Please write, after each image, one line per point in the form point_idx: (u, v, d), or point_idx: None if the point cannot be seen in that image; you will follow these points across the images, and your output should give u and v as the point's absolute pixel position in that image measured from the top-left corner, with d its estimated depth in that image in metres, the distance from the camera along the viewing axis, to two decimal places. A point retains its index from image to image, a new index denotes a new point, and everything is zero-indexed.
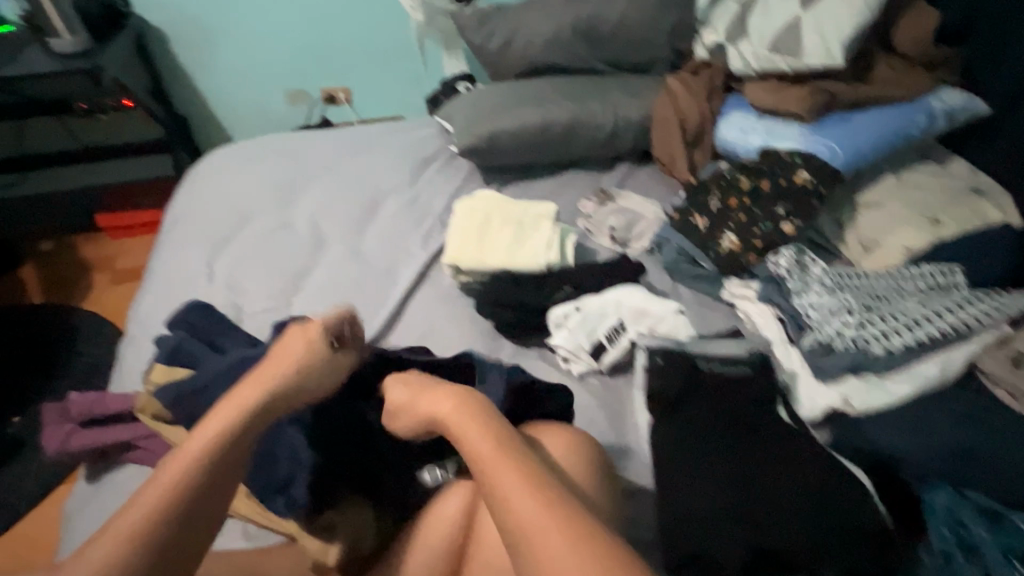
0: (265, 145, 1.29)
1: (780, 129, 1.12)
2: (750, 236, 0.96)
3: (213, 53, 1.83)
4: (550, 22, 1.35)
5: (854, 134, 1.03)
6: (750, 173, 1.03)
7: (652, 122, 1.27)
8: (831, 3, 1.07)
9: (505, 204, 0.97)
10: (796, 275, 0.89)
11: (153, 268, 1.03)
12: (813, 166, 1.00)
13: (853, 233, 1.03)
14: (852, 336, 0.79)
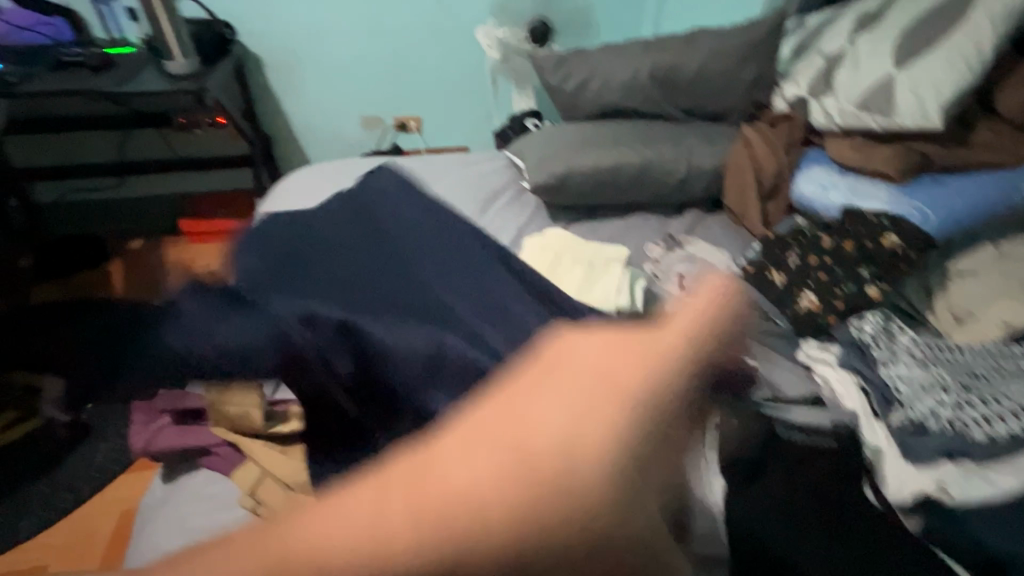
0: (345, 170, 1.36)
1: (865, 188, 1.07)
2: (832, 296, 0.92)
3: (303, 78, 1.92)
4: (628, 67, 1.37)
5: (950, 199, 0.99)
6: (832, 232, 0.99)
7: (726, 171, 1.25)
8: (929, 64, 1.04)
9: (576, 245, 1.02)
10: (882, 343, 0.84)
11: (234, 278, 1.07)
12: (902, 231, 0.94)
13: (943, 302, 0.96)
14: (947, 416, 0.74)
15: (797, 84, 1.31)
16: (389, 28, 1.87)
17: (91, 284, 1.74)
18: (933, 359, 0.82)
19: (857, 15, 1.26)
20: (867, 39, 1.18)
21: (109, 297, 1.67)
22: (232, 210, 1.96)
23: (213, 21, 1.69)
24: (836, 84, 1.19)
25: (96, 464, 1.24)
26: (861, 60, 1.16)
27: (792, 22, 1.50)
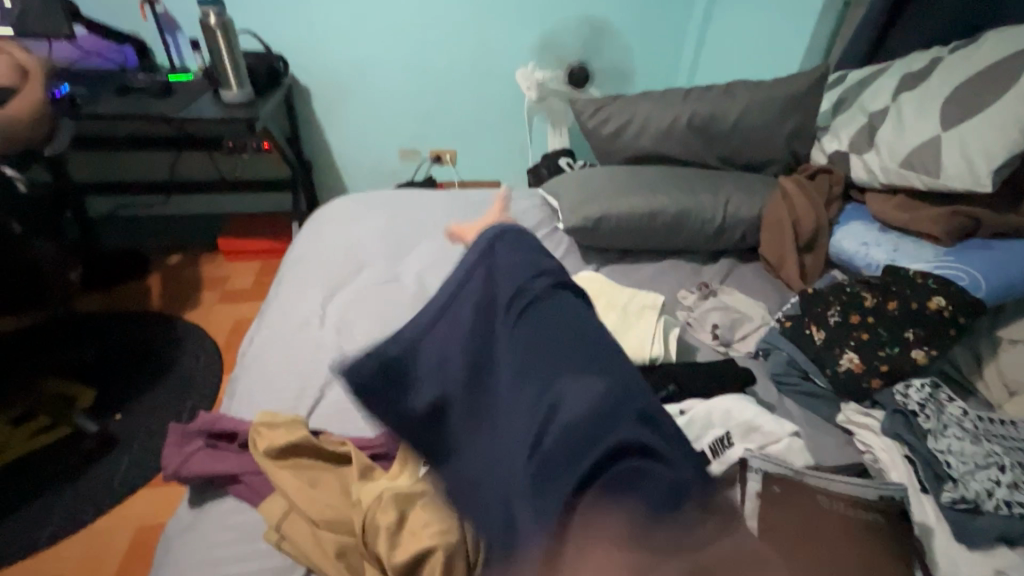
0: (384, 201, 1.39)
1: (910, 247, 1.04)
2: (876, 357, 0.88)
3: (347, 110, 2.01)
4: (666, 115, 1.39)
5: (1002, 263, 0.94)
6: (876, 290, 0.96)
7: (763, 221, 1.24)
8: (978, 124, 1.02)
9: (612, 290, 0.99)
10: (929, 412, 0.80)
11: (269, 304, 1.09)
12: (949, 293, 0.91)
13: (993, 370, 0.93)
14: (1005, 497, 0.71)
15: (837, 138, 1.31)
16: (434, 66, 1.95)
17: (130, 296, 1.79)
18: (983, 434, 0.78)
19: (901, 74, 1.26)
20: (912, 98, 1.18)
21: (146, 311, 1.71)
22: (270, 232, 2.02)
23: (268, 54, 1.79)
24: (878, 141, 1.18)
25: (119, 478, 1.24)
26: (906, 118, 1.16)
27: (832, 77, 1.51)
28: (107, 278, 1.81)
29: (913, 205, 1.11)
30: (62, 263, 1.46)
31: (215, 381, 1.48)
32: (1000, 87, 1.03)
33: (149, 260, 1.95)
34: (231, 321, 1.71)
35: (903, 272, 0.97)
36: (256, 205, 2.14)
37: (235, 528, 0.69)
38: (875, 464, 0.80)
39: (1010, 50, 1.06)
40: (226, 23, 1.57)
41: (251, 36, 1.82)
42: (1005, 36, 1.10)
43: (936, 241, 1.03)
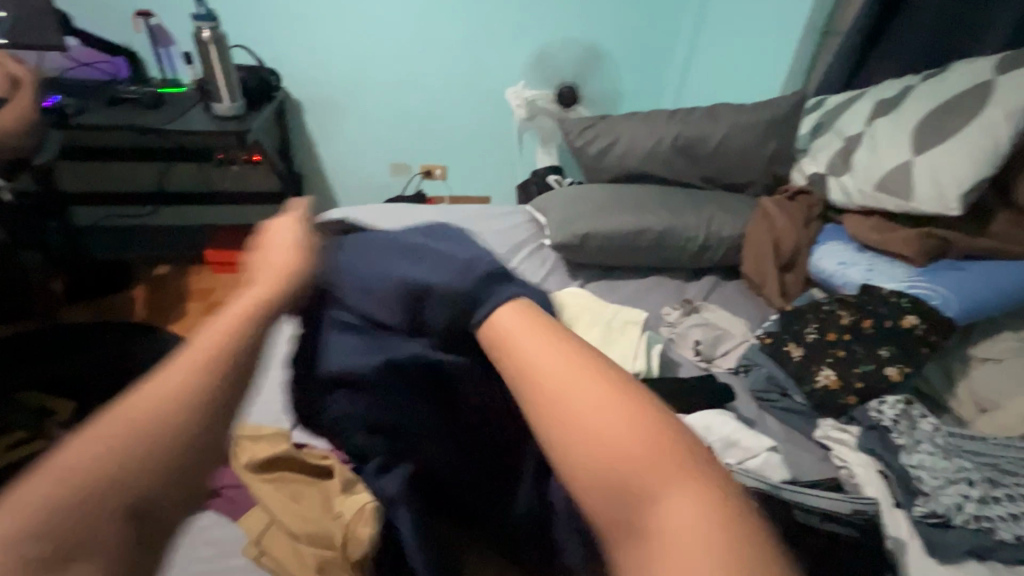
0: (375, 215, 1.40)
1: (885, 267, 1.08)
2: (852, 374, 0.91)
3: (339, 124, 2.03)
4: (652, 136, 1.43)
5: (972, 283, 0.97)
6: (851, 308, 0.99)
7: (745, 240, 1.28)
8: (946, 150, 1.06)
9: (596, 306, 1.02)
10: (902, 428, 0.82)
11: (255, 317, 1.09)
12: (922, 312, 0.94)
13: (965, 388, 0.95)
14: (974, 512, 0.72)
15: (816, 161, 1.35)
16: (425, 84, 1.98)
17: (115, 307, 1.77)
18: (954, 449, 0.80)
19: (875, 100, 1.31)
20: (885, 124, 1.22)
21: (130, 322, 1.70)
22: None
23: (261, 68, 1.80)
24: (854, 164, 1.23)
25: None
26: (879, 143, 1.20)
27: (811, 102, 1.56)
28: (91, 288, 1.80)
29: (888, 226, 1.15)
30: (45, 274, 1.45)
31: None
32: (967, 115, 1.07)
33: (135, 270, 1.94)
34: None
35: (878, 292, 1.00)
36: (245, 217, 2.14)
37: (218, 543, 0.70)
38: (850, 479, 0.82)
39: (976, 81, 1.11)
40: (220, 38, 1.59)
41: (245, 50, 1.84)
42: (972, 67, 1.15)
43: (910, 261, 1.06)
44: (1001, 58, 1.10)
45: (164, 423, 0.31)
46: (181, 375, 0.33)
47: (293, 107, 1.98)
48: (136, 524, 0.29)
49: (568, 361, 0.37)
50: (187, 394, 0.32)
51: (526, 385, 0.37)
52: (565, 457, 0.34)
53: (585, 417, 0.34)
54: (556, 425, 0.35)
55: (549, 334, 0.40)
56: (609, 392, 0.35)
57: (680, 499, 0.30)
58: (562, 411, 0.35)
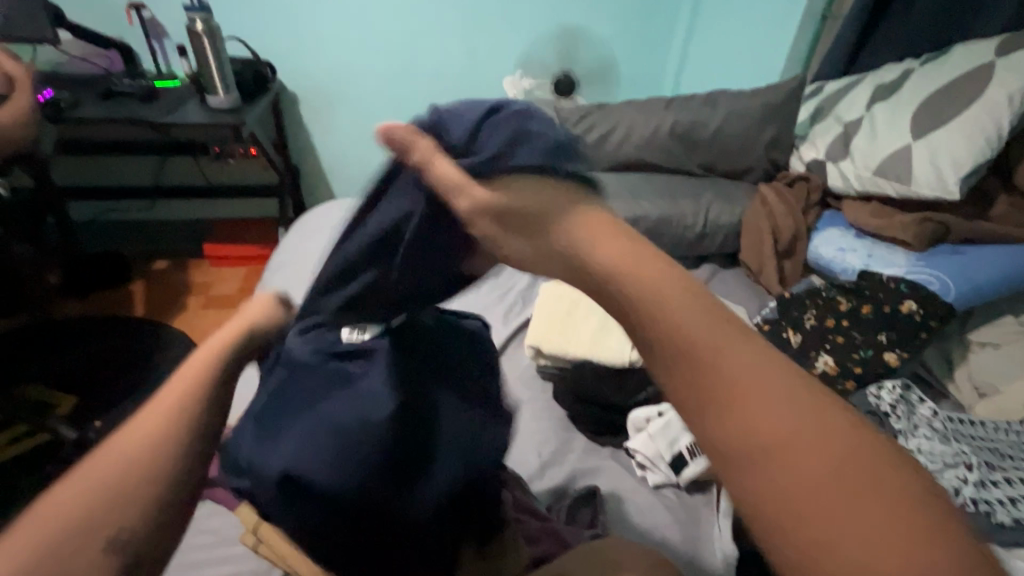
0: None
1: (884, 253, 1.07)
2: (850, 359, 0.91)
3: (335, 116, 2.02)
4: (649, 124, 1.42)
5: (971, 268, 0.97)
6: (850, 294, 0.99)
7: (743, 228, 1.27)
8: (946, 134, 1.06)
9: None
10: (900, 413, 0.82)
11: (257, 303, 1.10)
12: (921, 297, 0.93)
13: (964, 373, 0.95)
14: (972, 495, 0.72)
15: (815, 147, 1.34)
16: (422, 74, 1.97)
17: (113, 302, 1.77)
18: (952, 434, 0.80)
19: (874, 85, 1.30)
20: (884, 109, 1.21)
21: (128, 316, 1.70)
22: (257, 237, 2.01)
23: (256, 60, 1.79)
24: (853, 149, 1.22)
25: None
26: (878, 128, 1.19)
27: (810, 88, 1.55)
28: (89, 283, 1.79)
29: (886, 212, 1.14)
30: (41, 267, 1.44)
31: None
32: (966, 98, 1.06)
33: (133, 265, 1.93)
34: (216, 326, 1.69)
35: (877, 277, 1.00)
36: (242, 211, 2.14)
37: (216, 530, 0.71)
38: None
39: (976, 64, 1.09)
40: (213, 29, 1.57)
41: (238, 42, 1.83)
42: (972, 50, 1.14)
43: (909, 247, 1.06)
44: (1002, 40, 1.09)
45: (136, 457, 0.33)
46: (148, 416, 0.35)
47: (288, 99, 1.96)
48: (124, 548, 0.30)
49: (734, 345, 0.31)
50: (152, 434, 0.34)
51: (700, 347, 0.31)
52: (743, 432, 0.29)
53: (758, 394, 0.30)
54: (737, 421, 0.29)
55: (732, 329, 0.32)
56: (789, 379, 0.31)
57: (843, 497, 0.27)
58: (725, 370, 0.30)
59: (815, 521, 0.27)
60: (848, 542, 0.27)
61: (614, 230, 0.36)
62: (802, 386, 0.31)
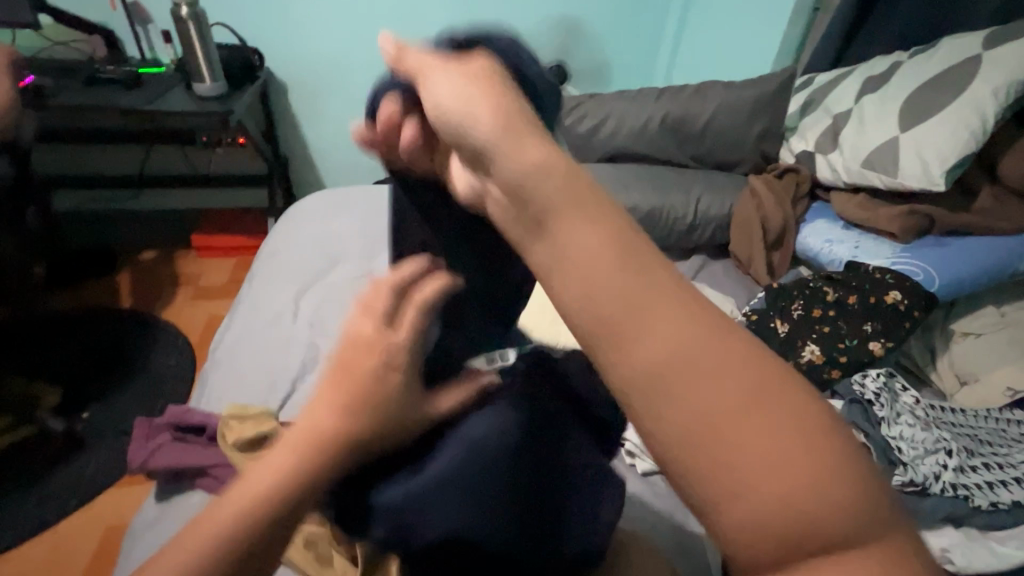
0: (360, 196, 1.38)
1: (870, 244, 1.08)
2: (836, 349, 0.92)
3: (325, 104, 1.99)
4: (641, 115, 1.42)
5: (955, 260, 0.98)
6: (837, 285, 1.00)
7: (733, 219, 1.28)
8: (932, 127, 1.07)
9: None
10: (884, 401, 0.83)
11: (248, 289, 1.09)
12: (906, 288, 0.95)
13: (945, 362, 0.97)
14: (951, 480, 0.74)
15: (804, 139, 1.35)
16: None
17: (99, 294, 1.75)
18: (934, 421, 0.82)
19: (864, 77, 1.31)
20: (873, 101, 1.22)
21: (116, 307, 1.68)
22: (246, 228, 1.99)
23: (243, 47, 1.76)
24: (842, 141, 1.23)
25: (88, 478, 1.22)
26: (867, 120, 1.20)
27: (801, 80, 1.55)
28: (75, 274, 1.76)
29: (873, 204, 1.16)
30: (26, 257, 1.42)
31: (188, 379, 1.45)
32: (953, 91, 1.08)
33: (120, 256, 1.90)
34: (205, 318, 1.68)
35: (863, 268, 1.01)
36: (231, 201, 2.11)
37: None
38: None
39: (963, 56, 1.10)
40: (198, 15, 1.54)
41: (225, 28, 1.79)
42: (959, 42, 1.15)
43: (895, 238, 1.07)
44: (989, 33, 1.10)
45: (255, 527, 0.36)
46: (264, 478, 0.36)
47: (277, 87, 1.93)
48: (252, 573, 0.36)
49: (631, 284, 0.26)
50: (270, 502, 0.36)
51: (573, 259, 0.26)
52: (621, 355, 0.25)
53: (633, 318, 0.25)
54: (631, 367, 0.25)
55: (631, 247, 0.26)
56: (685, 313, 0.25)
57: (753, 445, 0.23)
58: (599, 289, 0.26)
59: (734, 474, 0.23)
60: (757, 486, 0.23)
61: (517, 134, 0.28)
62: (729, 338, 0.25)
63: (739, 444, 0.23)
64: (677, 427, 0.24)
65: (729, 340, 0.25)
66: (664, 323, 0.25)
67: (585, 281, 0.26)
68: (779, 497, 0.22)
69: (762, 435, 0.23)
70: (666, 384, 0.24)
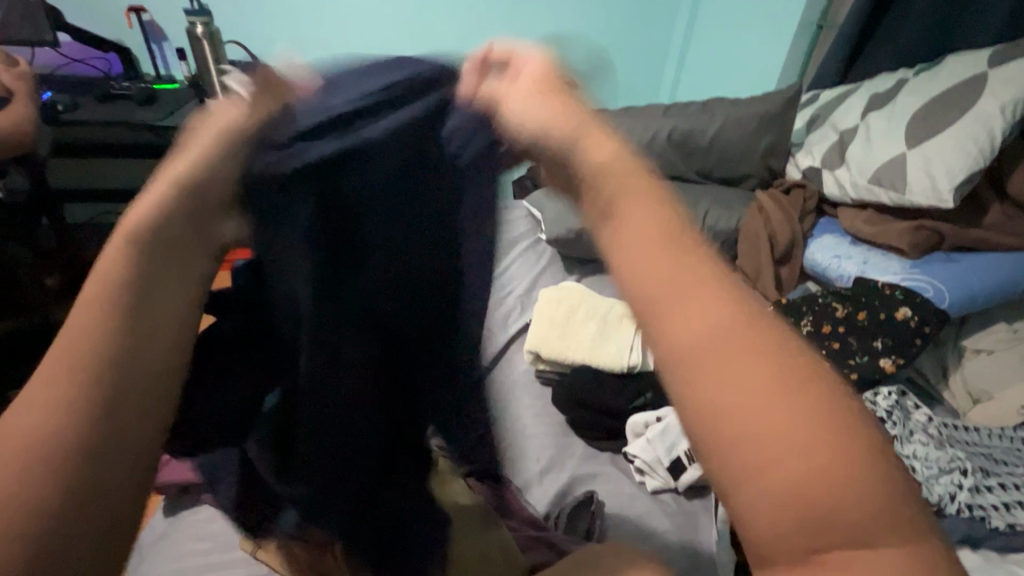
0: None
1: (879, 260, 1.08)
2: (847, 366, 0.91)
3: None
4: (647, 130, 1.43)
5: (965, 278, 0.97)
6: (846, 301, 0.98)
7: (740, 235, 1.28)
8: (941, 142, 1.07)
9: (592, 300, 1.03)
10: (898, 420, 0.82)
11: None
12: (916, 304, 0.94)
13: (958, 379, 0.96)
14: (967, 501, 0.73)
15: (811, 154, 1.35)
16: None
17: None
18: (947, 439, 0.82)
19: (869, 94, 1.31)
20: (879, 118, 1.22)
21: None
22: None
23: None
24: (849, 157, 1.23)
25: None
26: (874, 136, 1.20)
27: (806, 96, 1.56)
28: None
29: (881, 219, 1.15)
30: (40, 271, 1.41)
31: None
32: (958, 109, 1.08)
33: None
34: None
35: (872, 284, 1.00)
36: None
37: (211, 537, 0.71)
38: None
39: (971, 73, 1.11)
40: (213, 33, 1.57)
41: (238, 45, 1.83)
42: (965, 60, 1.15)
43: (903, 254, 1.07)
44: (996, 50, 1.10)
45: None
46: (708, 317, 0.29)
47: None
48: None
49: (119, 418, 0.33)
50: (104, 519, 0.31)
51: (718, 445, 0.28)
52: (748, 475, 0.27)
53: (774, 455, 0.27)
54: (742, 466, 0.27)
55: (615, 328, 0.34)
56: (770, 385, 0.28)
57: (796, 434, 0.27)
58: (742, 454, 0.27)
59: (785, 487, 0.26)
60: (774, 448, 0.27)
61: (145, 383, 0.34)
62: (797, 377, 0.28)
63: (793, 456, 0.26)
64: (808, 464, 0.26)
65: (809, 413, 0.27)
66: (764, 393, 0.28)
67: (745, 452, 0.27)
68: (764, 459, 0.27)
69: (786, 428, 0.27)
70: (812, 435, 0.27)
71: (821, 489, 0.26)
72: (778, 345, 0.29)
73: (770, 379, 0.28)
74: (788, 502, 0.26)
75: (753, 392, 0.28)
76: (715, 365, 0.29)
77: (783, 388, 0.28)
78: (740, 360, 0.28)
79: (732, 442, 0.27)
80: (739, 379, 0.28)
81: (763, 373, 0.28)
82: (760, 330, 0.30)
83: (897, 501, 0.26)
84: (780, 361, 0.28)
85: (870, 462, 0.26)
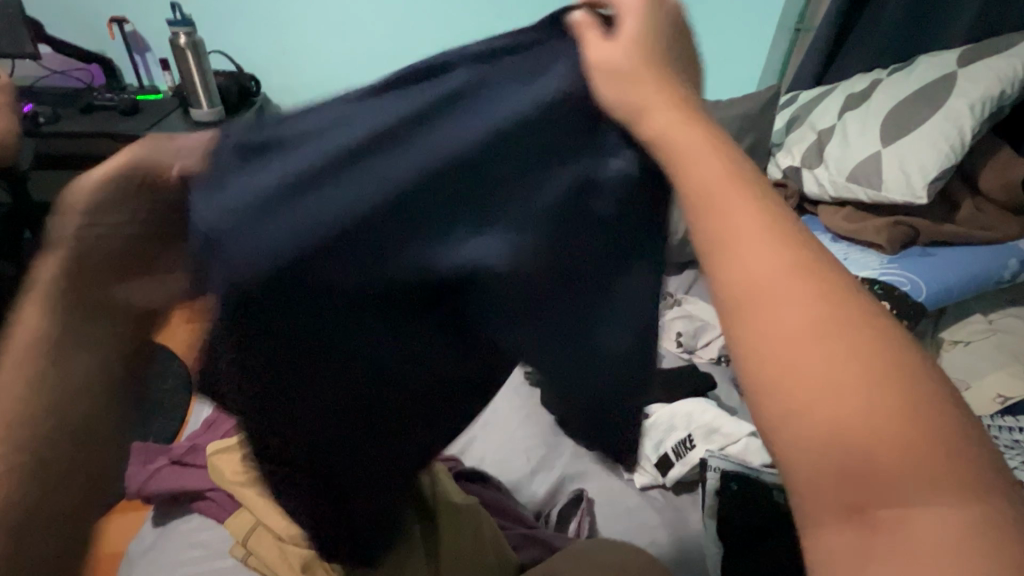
0: None
1: (858, 256, 1.10)
2: None
3: None
4: None
5: (941, 271, 1.00)
6: None
7: None
8: (914, 141, 1.10)
9: None
10: None
11: None
12: (894, 298, 0.96)
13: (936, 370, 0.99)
14: None
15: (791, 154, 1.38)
16: None
17: None
18: None
19: (845, 94, 1.35)
20: (854, 117, 1.25)
21: None
22: None
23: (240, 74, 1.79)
24: (827, 156, 1.25)
25: None
26: (850, 136, 1.23)
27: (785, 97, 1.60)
28: None
29: (859, 217, 1.18)
30: None
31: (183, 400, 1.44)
32: (929, 108, 1.11)
33: None
34: None
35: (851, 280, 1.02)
36: None
37: (204, 545, 0.71)
38: None
39: (940, 73, 1.14)
40: (196, 44, 1.57)
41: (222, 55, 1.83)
42: (935, 61, 1.19)
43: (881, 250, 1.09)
44: (964, 51, 1.14)
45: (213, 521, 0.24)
46: (763, 270, 0.33)
47: None
48: None
49: None
50: None
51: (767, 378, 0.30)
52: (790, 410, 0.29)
53: (812, 397, 0.29)
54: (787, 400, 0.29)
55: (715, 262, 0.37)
56: (812, 325, 0.30)
57: (835, 370, 0.29)
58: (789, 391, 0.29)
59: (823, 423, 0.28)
60: (821, 392, 0.29)
61: None
62: (840, 320, 0.30)
63: (836, 393, 0.28)
64: (841, 396, 0.28)
65: (859, 357, 0.29)
66: (810, 338, 0.30)
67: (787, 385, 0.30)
68: (809, 393, 0.29)
69: (835, 369, 0.29)
70: (854, 378, 0.28)
71: (856, 432, 0.27)
72: (830, 295, 0.31)
73: (819, 319, 0.30)
74: (830, 442, 0.28)
75: (800, 332, 0.30)
76: (767, 302, 0.32)
77: (830, 332, 0.30)
78: (787, 303, 0.31)
79: (773, 375, 0.30)
80: (787, 311, 0.31)
81: (812, 318, 0.31)
82: (810, 284, 0.32)
83: (942, 466, 0.27)
84: (824, 295, 0.31)
85: (909, 423, 0.27)
